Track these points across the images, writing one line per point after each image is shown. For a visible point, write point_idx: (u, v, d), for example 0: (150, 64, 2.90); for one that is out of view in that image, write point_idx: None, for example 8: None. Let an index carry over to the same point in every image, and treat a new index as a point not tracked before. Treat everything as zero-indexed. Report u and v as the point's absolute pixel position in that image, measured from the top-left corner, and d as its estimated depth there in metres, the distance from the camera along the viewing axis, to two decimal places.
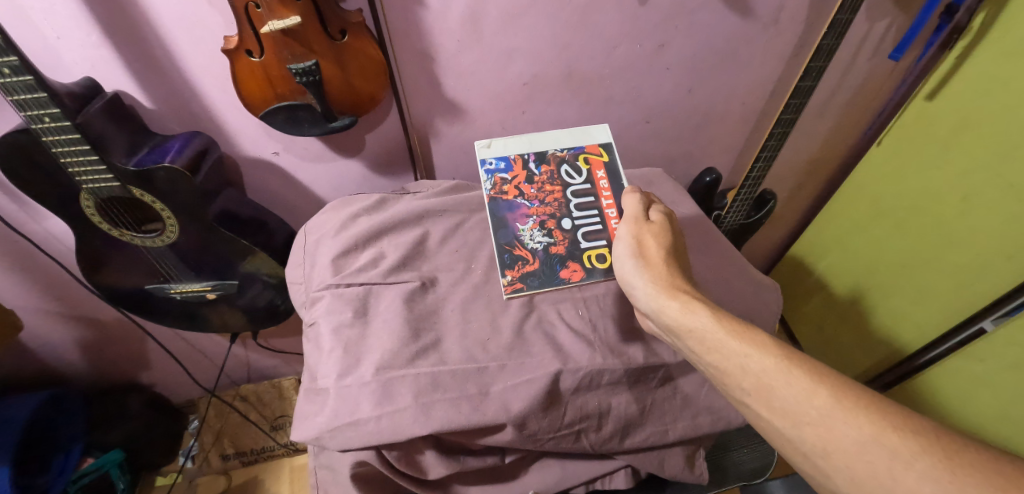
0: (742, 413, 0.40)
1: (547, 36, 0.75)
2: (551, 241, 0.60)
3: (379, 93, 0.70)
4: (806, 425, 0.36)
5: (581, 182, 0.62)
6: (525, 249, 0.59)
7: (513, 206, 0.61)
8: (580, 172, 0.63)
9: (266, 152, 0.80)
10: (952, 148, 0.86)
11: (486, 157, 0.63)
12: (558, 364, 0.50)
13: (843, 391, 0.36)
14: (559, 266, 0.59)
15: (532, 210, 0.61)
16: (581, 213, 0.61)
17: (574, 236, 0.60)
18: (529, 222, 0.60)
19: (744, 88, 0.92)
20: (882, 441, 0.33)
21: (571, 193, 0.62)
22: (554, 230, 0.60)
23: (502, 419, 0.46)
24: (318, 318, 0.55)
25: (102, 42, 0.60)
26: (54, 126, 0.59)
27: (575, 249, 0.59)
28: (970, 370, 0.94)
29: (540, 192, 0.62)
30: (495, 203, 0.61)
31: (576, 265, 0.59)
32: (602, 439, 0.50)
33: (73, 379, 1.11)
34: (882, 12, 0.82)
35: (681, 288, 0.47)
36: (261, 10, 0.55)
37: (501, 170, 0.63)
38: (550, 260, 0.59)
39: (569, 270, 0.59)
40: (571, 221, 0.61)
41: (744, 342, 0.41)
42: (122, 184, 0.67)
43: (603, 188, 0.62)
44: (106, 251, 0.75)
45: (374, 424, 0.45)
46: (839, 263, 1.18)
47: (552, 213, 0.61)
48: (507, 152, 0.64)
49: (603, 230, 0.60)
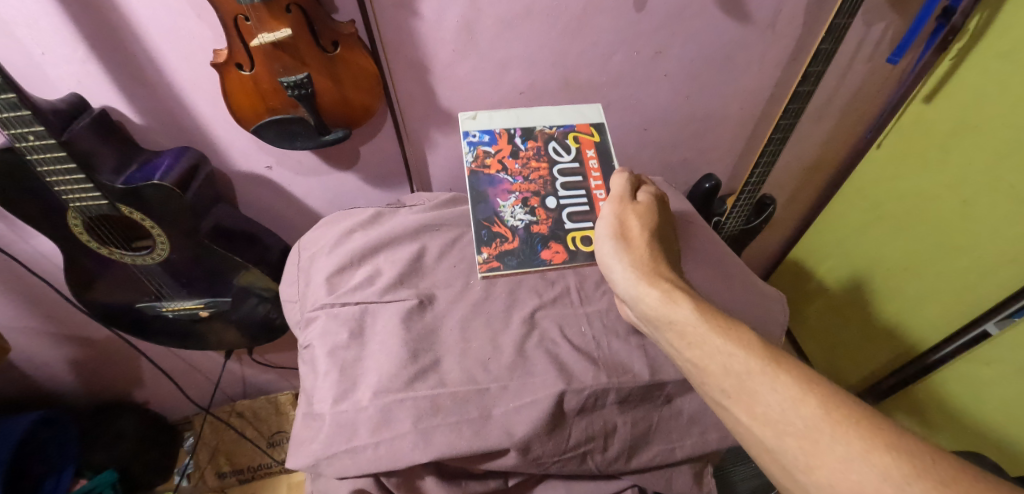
0: (720, 415, 0.39)
1: (544, 44, 0.74)
2: (533, 219, 0.58)
3: (372, 104, 0.69)
4: (790, 436, 0.34)
5: (569, 159, 0.61)
6: (507, 224, 0.57)
7: (496, 179, 0.60)
8: (569, 150, 0.62)
9: (259, 166, 0.78)
10: (951, 149, 0.86)
11: (470, 128, 0.63)
12: (561, 384, 0.48)
13: (833, 401, 0.34)
14: (541, 244, 0.57)
15: (517, 185, 0.59)
16: (567, 193, 0.59)
17: (559, 215, 0.58)
18: (513, 198, 0.59)
19: (742, 93, 0.92)
20: (871, 459, 0.30)
21: (557, 169, 0.60)
22: (538, 207, 0.58)
23: (504, 444, 0.44)
24: (313, 339, 0.53)
25: (88, 57, 0.59)
26: (40, 144, 0.57)
27: (558, 227, 0.57)
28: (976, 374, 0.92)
29: (525, 167, 0.60)
30: (475, 176, 0.60)
31: (559, 245, 0.57)
32: (609, 460, 0.48)
33: (65, 399, 1.09)
34: (880, 15, 0.81)
35: (661, 276, 0.46)
36: (251, 23, 0.54)
37: (485, 143, 0.62)
38: (532, 238, 0.57)
39: (551, 250, 0.56)
40: (557, 199, 0.59)
41: (727, 339, 0.39)
42: (110, 202, 0.65)
43: (592, 167, 0.60)
44: (96, 269, 0.74)
45: (372, 451, 0.43)
46: (840, 266, 1.17)
47: (536, 189, 0.59)
48: (491, 125, 0.63)
49: (590, 210, 0.58)
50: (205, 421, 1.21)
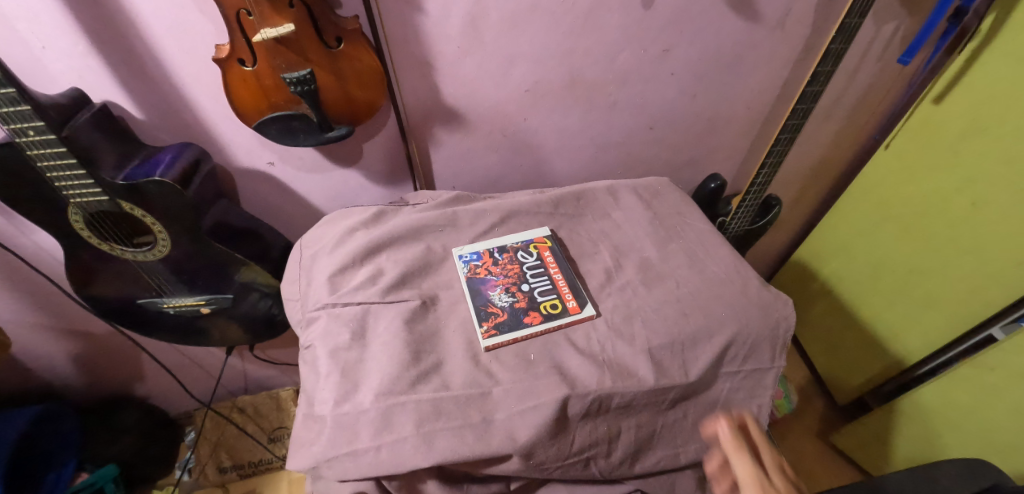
0: None
1: (550, 41, 0.73)
2: (511, 299, 0.57)
3: (376, 101, 0.68)
4: None
5: (534, 258, 0.62)
6: (495, 305, 0.56)
7: (484, 278, 0.59)
8: (533, 251, 0.63)
9: (261, 162, 0.78)
10: (961, 152, 0.84)
11: (461, 250, 0.62)
12: (565, 389, 0.47)
13: None
14: (522, 314, 0.55)
15: (498, 279, 0.59)
16: (535, 278, 0.60)
17: (531, 294, 0.58)
18: (496, 287, 0.58)
19: (749, 93, 0.91)
20: None
21: (527, 266, 0.61)
22: (516, 291, 0.58)
23: (507, 449, 0.44)
24: (314, 340, 0.53)
25: (89, 51, 0.58)
26: (40, 139, 0.56)
27: (533, 302, 0.57)
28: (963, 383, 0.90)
29: (500, 268, 0.61)
30: (462, 279, 0.59)
31: (536, 311, 0.56)
32: (612, 466, 0.48)
33: (66, 394, 1.09)
34: (892, 14, 0.80)
35: None
36: (253, 17, 0.53)
37: (469, 259, 0.61)
38: (515, 311, 0.56)
39: (531, 316, 0.55)
40: (528, 284, 0.59)
41: None
42: (111, 198, 0.64)
43: (551, 262, 0.62)
44: (97, 265, 0.73)
45: (372, 455, 0.43)
46: (845, 268, 1.16)
47: (513, 280, 0.60)
48: (476, 247, 0.63)
49: (555, 288, 0.59)
50: (206, 416, 1.21)
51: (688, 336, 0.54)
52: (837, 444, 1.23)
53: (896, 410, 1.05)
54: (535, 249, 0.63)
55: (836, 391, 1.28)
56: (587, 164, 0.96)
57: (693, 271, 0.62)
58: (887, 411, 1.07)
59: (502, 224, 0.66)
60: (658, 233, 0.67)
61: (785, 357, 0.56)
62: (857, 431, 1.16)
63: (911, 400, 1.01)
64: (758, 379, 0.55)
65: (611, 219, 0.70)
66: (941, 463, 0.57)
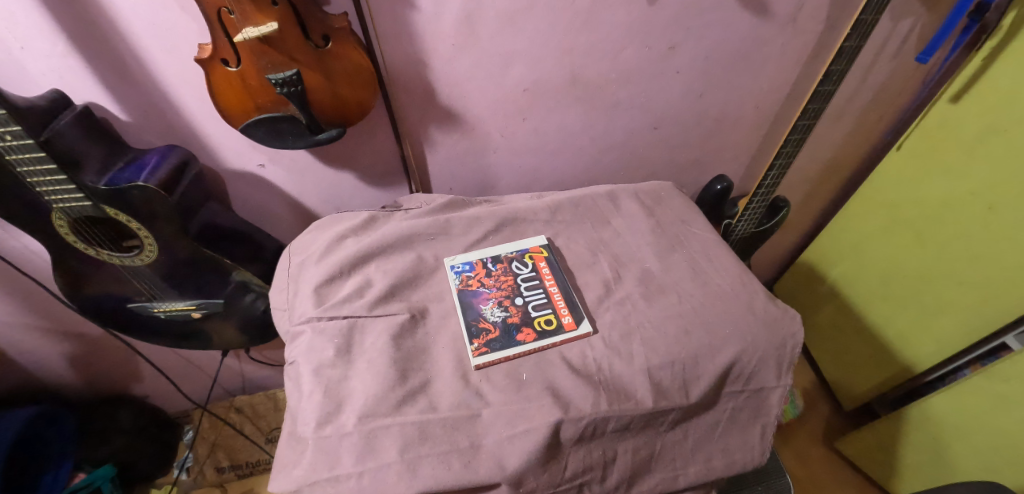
0: None
1: (549, 38, 0.70)
2: (505, 314, 0.55)
3: (367, 101, 0.65)
4: None
5: (528, 269, 0.60)
6: (486, 320, 0.54)
7: (475, 291, 0.57)
8: (528, 262, 0.61)
9: (251, 164, 0.76)
10: (977, 154, 0.81)
11: (454, 261, 0.60)
12: (559, 413, 0.45)
13: None
14: (514, 330, 0.53)
15: (491, 291, 0.57)
16: (530, 291, 0.58)
17: (525, 308, 0.56)
18: (488, 300, 0.56)
19: (758, 92, 0.87)
20: None
21: (522, 278, 0.59)
22: (509, 305, 0.56)
23: (496, 478, 0.42)
24: (297, 356, 0.50)
25: (69, 52, 0.56)
26: (17, 144, 0.54)
27: (527, 317, 0.54)
28: (972, 393, 0.87)
29: (494, 279, 0.58)
30: (457, 293, 0.56)
31: (529, 327, 0.53)
32: (607, 491, 0.46)
33: (62, 393, 1.08)
34: (909, 9, 0.76)
35: None
36: (234, 16, 0.50)
37: (463, 272, 0.59)
38: (508, 327, 0.53)
39: (524, 333, 0.53)
40: (523, 297, 0.57)
41: None
42: (94, 203, 0.62)
43: (546, 275, 0.59)
44: (84, 270, 0.71)
45: (354, 482, 0.41)
46: (855, 272, 1.12)
47: (506, 293, 0.57)
48: (469, 257, 0.60)
49: (549, 302, 0.56)
50: (203, 417, 1.20)
51: (689, 354, 0.51)
52: (841, 450, 1.21)
53: (903, 419, 1.03)
54: (530, 259, 0.61)
55: (842, 398, 1.26)
56: (589, 166, 0.93)
57: (696, 284, 0.59)
58: (896, 420, 1.04)
59: (497, 233, 0.64)
60: (660, 242, 0.65)
61: (792, 374, 0.53)
62: (864, 440, 1.13)
63: (921, 410, 0.98)
64: (761, 400, 0.52)
65: (611, 226, 0.67)
66: (953, 485, 0.54)
